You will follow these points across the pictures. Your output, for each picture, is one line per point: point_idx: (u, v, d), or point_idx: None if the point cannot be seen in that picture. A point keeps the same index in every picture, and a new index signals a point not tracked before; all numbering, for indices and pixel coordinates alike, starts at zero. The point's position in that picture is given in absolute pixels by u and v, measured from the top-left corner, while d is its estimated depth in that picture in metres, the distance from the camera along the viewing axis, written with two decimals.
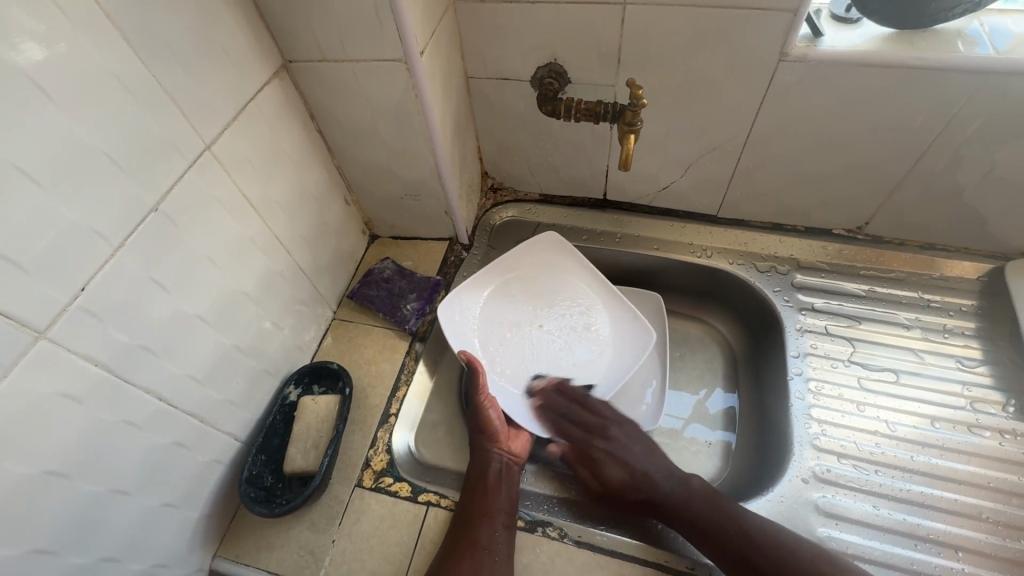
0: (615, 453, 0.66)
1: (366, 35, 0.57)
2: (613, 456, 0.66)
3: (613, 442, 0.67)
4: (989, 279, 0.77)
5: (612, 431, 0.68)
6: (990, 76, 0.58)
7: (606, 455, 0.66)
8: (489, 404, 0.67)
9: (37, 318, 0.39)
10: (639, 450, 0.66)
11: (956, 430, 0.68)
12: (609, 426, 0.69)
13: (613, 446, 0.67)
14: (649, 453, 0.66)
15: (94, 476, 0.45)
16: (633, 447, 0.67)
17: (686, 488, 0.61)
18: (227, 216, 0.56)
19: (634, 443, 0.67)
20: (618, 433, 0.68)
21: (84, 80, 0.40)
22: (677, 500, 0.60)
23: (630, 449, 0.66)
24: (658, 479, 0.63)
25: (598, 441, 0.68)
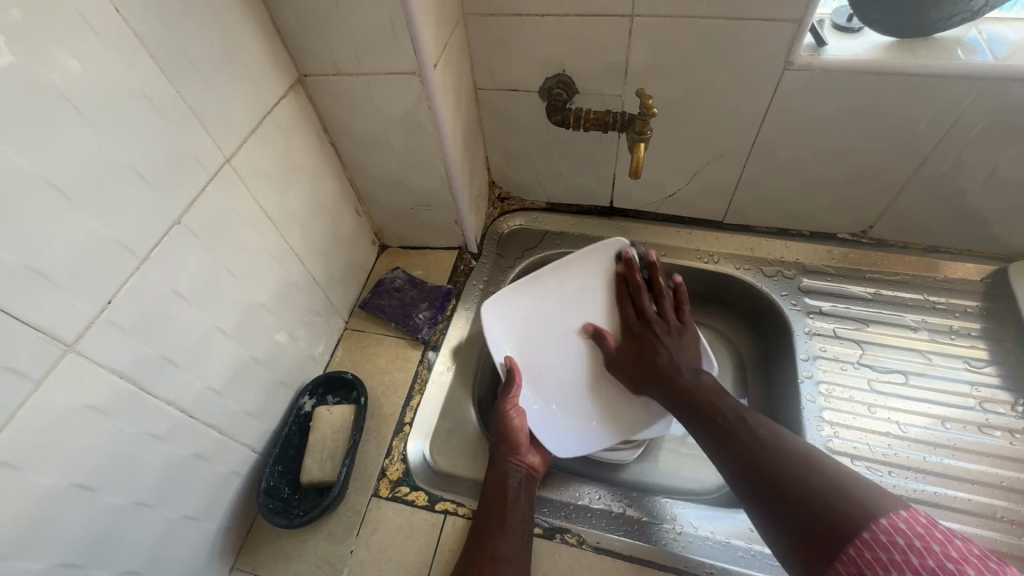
0: (657, 347, 0.67)
1: (381, 48, 0.58)
2: (659, 342, 0.67)
3: (670, 342, 0.67)
4: (992, 280, 0.78)
5: (670, 328, 0.68)
6: (990, 83, 0.60)
7: (655, 343, 0.68)
8: (515, 413, 0.66)
9: (66, 331, 0.40)
10: (683, 354, 0.66)
11: (966, 430, 0.68)
12: (675, 323, 0.69)
13: (662, 336, 0.68)
14: (693, 359, 0.66)
15: (118, 489, 0.45)
16: (678, 347, 0.67)
17: (701, 383, 0.62)
18: (246, 227, 0.57)
19: (688, 345, 0.67)
20: (676, 334, 0.68)
21: (111, 96, 0.41)
22: (722, 415, 0.57)
23: (677, 354, 0.66)
24: (689, 374, 0.64)
25: (659, 326, 0.68)
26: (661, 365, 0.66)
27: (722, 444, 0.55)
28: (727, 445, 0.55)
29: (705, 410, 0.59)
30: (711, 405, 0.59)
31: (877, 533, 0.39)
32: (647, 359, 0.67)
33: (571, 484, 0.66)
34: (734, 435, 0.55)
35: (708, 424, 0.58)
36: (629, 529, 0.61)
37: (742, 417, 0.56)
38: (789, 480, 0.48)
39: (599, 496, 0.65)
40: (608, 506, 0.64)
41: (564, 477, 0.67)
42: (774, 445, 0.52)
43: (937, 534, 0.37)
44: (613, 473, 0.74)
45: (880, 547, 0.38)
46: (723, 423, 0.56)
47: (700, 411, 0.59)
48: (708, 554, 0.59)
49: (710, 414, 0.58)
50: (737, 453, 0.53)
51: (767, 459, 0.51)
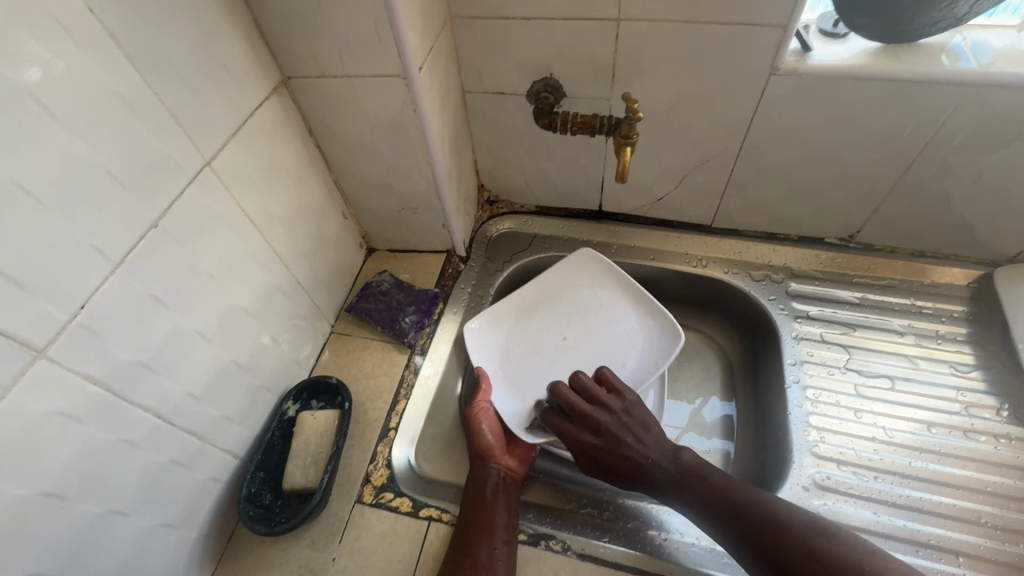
0: (620, 438, 0.60)
1: (365, 51, 0.58)
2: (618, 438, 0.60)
3: (625, 427, 0.61)
4: (978, 285, 0.78)
5: (617, 413, 0.62)
6: (975, 89, 0.60)
7: (614, 444, 0.60)
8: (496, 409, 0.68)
9: (36, 336, 0.39)
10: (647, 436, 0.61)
11: (952, 435, 0.68)
12: (620, 406, 0.63)
13: (619, 432, 0.61)
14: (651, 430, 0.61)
15: (91, 497, 0.44)
16: (642, 433, 0.60)
17: (684, 466, 0.58)
18: (227, 230, 0.56)
19: (640, 422, 0.62)
20: (621, 413, 0.62)
21: (85, 97, 0.40)
22: (716, 496, 0.54)
23: (635, 430, 0.61)
24: (664, 460, 0.58)
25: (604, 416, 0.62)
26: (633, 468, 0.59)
27: (725, 530, 0.53)
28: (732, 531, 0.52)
29: (701, 496, 0.55)
30: (701, 480, 0.56)
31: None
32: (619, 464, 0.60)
33: (558, 489, 0.65)
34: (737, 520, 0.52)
35: (703, 510, 0.55)
36: (614, 537, 0.61)
37: (739, 494, 0.54)
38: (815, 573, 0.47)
39: (585, 502, 0.64)
40: (594, 513, 0.63)
41: (548, 485, 0.67)
42: (784, 526, 0.50)
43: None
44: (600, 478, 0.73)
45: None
46: (720, 506, 0.54)
47: (691, 495, 0.56)
48: (693, 561, 0.59)
49: (703, 495, 0.55)
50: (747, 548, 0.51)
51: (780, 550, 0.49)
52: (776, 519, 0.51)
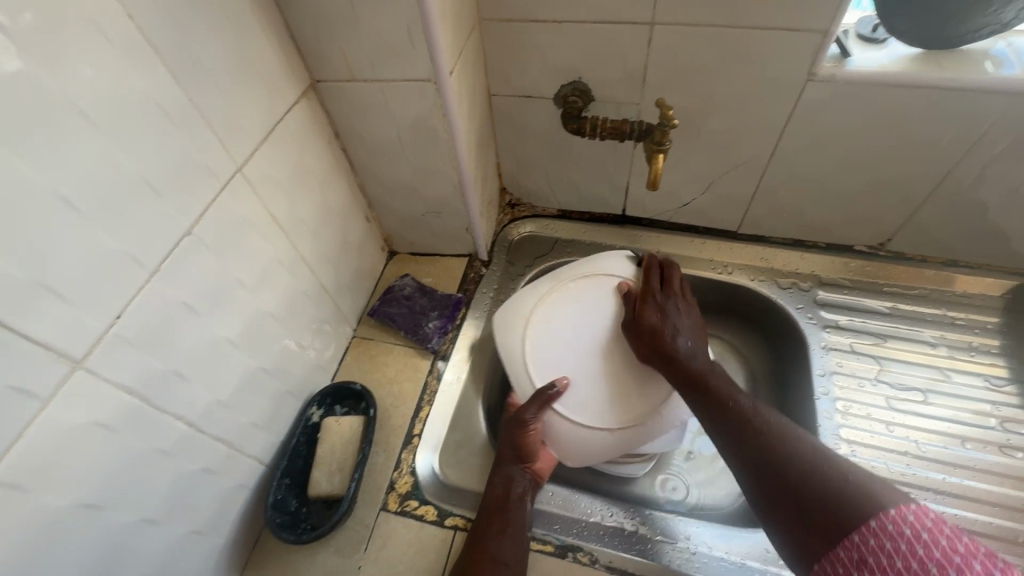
0: (674, 318, 0.61)
1: (396, 54, 0.57)
2: (668, 320, 0.60)
3: (674, 315, 0.61)
4: (1012, 296, 0.77)
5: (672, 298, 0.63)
6: (1018, 98, 0.58)
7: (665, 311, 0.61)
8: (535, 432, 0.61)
9: (74, 347, 0.39)
10: (688, 328, 0.61)
11: (986, 451, 0.67)
12: (688, 308, 0.64)
13: (675, 319, 0.61)
14: (699, 340, 0.61)
15: (123, 506, 0.44)
16: (685, 319, 0.62)
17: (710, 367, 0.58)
18: (258, 236, 0.56)
19: (689, 318, 0.63)
20: (680, 303, 0.63)
21: (123, 103, 0.40)
22: (735, 408, 0.54)
23: (682, 326, 0.61)
24: (690, 354, 0.59)
25: (660, 297, 0.62)
26: (671, 339, 0.59)
27: (748, 463, 0.50)
28: (753, 469, 0.50)
29: (710, 405, 0.55)
30: (731, 408, 0.54)
31: (866, 535, 0.39)
32: (657, 340, 0.59)
33: (582, 501, 0.64)
34: (750, 437, 0.51)
35: (718, 416, 0.54)
36: (640, 549, 0.60)
37: (760, 427, 0.52)
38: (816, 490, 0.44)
39: (610, 514, 0.63)
40: (620, 525, 0.62)
41: (573, 494, 0.65)
42: (804, 457, 0.47)
43: (910, 518, 0.38)
44: (623, 487, 0.73)
45: (886, 535, 0.38)
46: (750, 437, 0.51)
47: (722, 415, 0.54)
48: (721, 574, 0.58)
49: (717, 416, 0.54)
50: (762, 477, 0.49)
51: (794, 483, 0.46)
52: (806, 462, 0.47)
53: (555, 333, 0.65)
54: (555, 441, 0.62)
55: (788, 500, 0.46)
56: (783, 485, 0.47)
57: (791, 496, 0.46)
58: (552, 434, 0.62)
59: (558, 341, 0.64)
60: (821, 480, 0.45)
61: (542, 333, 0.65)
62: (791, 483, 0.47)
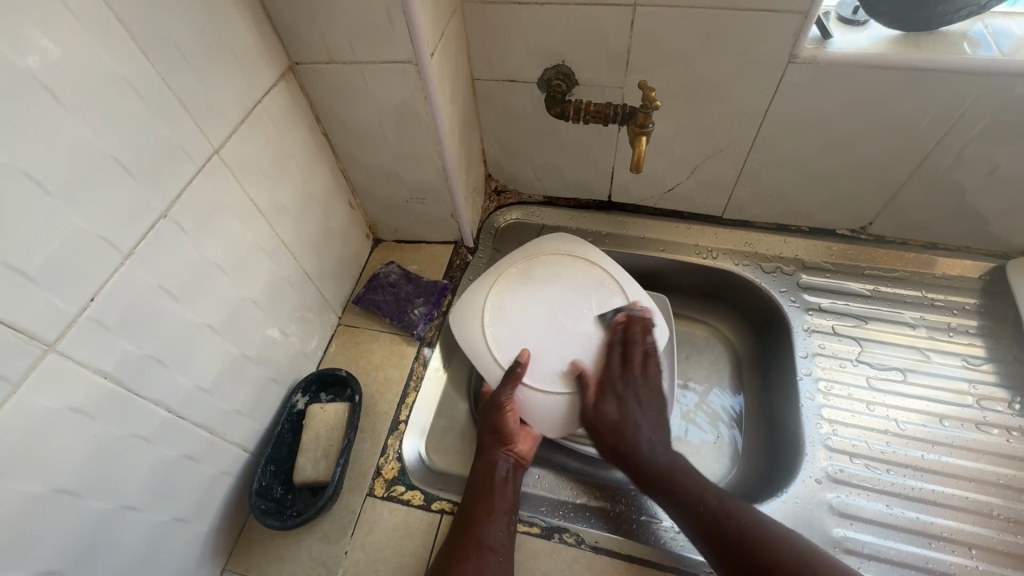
0: (632, 409, 0.62)
1: (376, 35, 0.56)
2: (626, 416, 0.62)
3: (635, 399, 0.63)
4: (990, 278, 0.78)
5: (636, 383, 0.64)
6: (995, 79, 0.59)
7: (621, 402, 0.62)
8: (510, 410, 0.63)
9: (46, 330, 0.38)
10: (650, 417, 0.63)
11: (963, 428, 0.68)
12: (653, 384, 0.65)
13: (633, 409, 0.62)
14: (660, 424, 0.63)
15: (102, 493, 0.44)
16: (647, 405, 0.63)
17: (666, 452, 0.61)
18: (237, 222, 0.55)
19: (653, 400, 0.64)
20: (644, 387, 0.64)
21: (91, 81, 0.39)
22: (702, 500, 0.56)
23: (643, 413, 0.63)
24: (648, 442, 0.61)
25: (620, 385, 0.63)
26: (628, 436, 0.61)
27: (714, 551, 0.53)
28: (723, 562, 0.52)
29: (678, 496, 0.57)
30: (695, 500, 0.56)
31: None
32: (613, 435, 0.61)
33: (567, 483, 0.65)
34: (726, 527, 0.53)
35: (686, 506, 0.56)
36: (626, 529, 0.61)
37: (730, 515, 0.54)
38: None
39: (596, 496, 0.64)
40: (606, 506, 0.63)
41: (558, 476, 0.66)
42: (782, 549, 0.51)
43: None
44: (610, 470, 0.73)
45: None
46: (723, 526, 0.53)
47: (686, 509, 0.56)
48: None
49: (687, 507, 0.56)
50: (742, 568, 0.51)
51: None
52: (774, 547, 0.51)
53: (511, 317, 0.67)
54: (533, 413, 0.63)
55: None
56: None
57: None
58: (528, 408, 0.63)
59: (514, 323, 0.66)
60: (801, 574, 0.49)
61: (500, 320, 0.67)
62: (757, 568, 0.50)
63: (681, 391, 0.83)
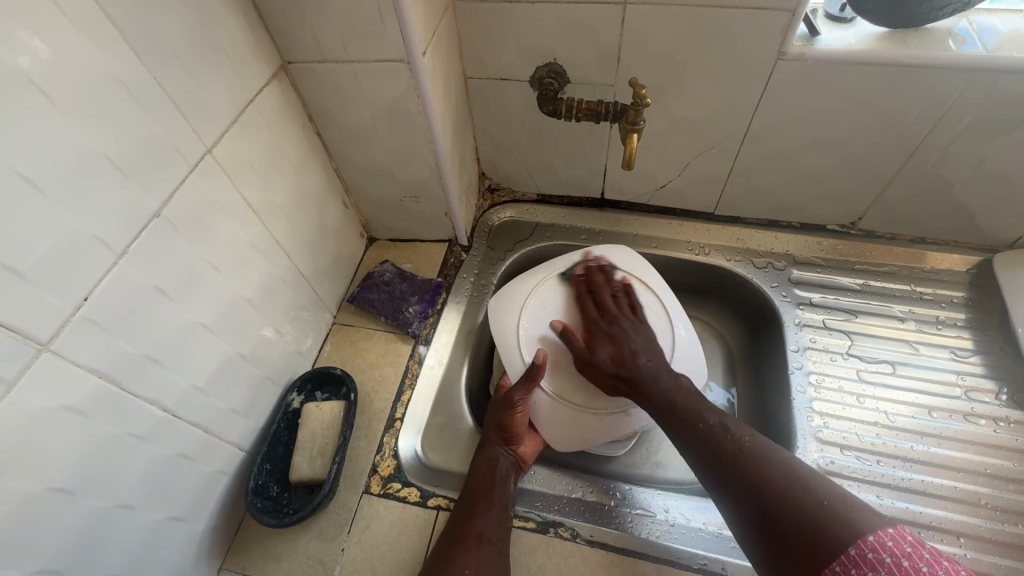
0: (622, 339, 0.61)
1: (368, 34, 0.56)
2: (627, 350, 0.60)
3: (622, 331, 0.62)
4: (977, 271, 0.79)
5: (615, 325, 0.63)
6: (979, 75, 0.60)
7: (614, 344, 0.61)
8: (521, 409, 0.62)
9: (40, 329, 0.38)
10: (645, 340, 0.62)
11: (952, 419, 0.69)
12: (634, 315, 0.64)
13: (630, 340, 0.61)
14: (653, 348, 0.61)
15: (98, 491, 0.44)
16: (636, 333, 0.62)
17: (676, 385, 0.58)
18: (230, 220, 0.55)
19: (631, 324, 0.63)
20: (620, 322, 0.63)
21: (83, 80, 0.39)
22: (703, 422, 0.55)
23: (635, 339, 0.61)
24: (650, 370, 0.59)
25: (604, 332, 0.62)
26: (638, 365, 0.59)
27: (730, 497, 0.51)
28: (719, 482, 0.52)
29: (678, 421, 0.56)
30: (694, 423, 0.55)
31: (863, 550, 0.40)
32: (636, 373, 0.58)
33: (563, 478, 0.65)
34: (723, 447, 0.53)
35: (686, 429, 0.55)
36: (621, 523, 0.61)
37: (731, 436, 0.53)
38: (791, 506, 0.46)
39: (591, 491, 0.64)
40: (600, 500, 0.63)
41: (555, 472, 0.66)
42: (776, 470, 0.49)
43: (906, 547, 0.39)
44: (604, 465, 0.74)
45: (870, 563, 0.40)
46: (719, 448, 0.53)
47: (687, 433, 0.55)
48: (701, 544, 0.59)
49: (686, 430, 0.55)
50: (736, 485, 0.50)
51: (767, 495, 0.48)
52: (767, 469, 0.49)
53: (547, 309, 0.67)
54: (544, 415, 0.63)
55: (757, 508, 0.48)
56: (748, 496, 0.49)
57: (768, 531, 0.47)
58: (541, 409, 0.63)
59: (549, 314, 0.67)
60: (792, 491, 0.47)
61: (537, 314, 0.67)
62: (777, 520, 0.46)
63: None
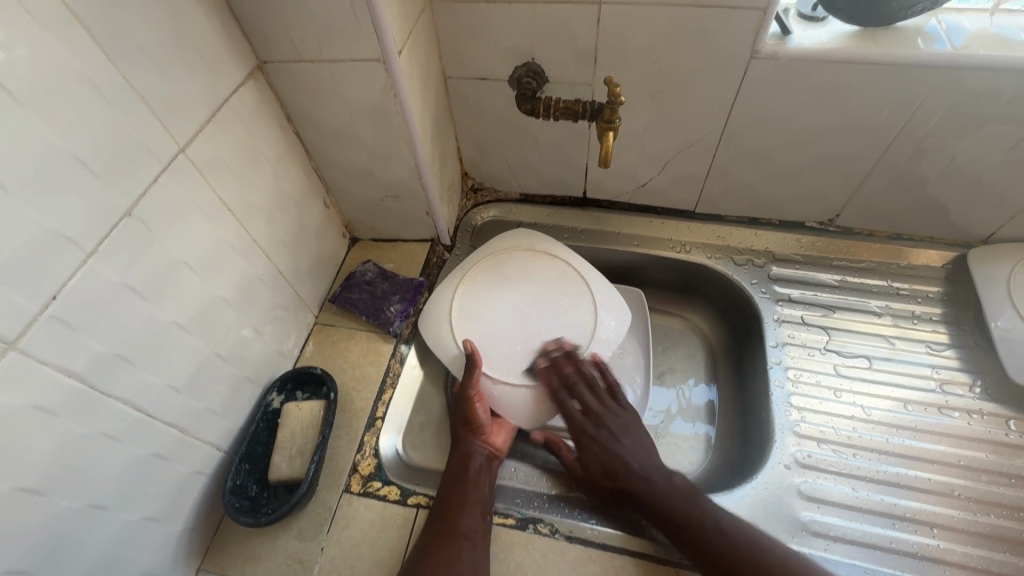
0: (608, 444, 0.64)
1: (344, 35, 0.56)
2: (614, 456, 0.63)
3: (608, 430, 0.65)
4: (953, 266, 0.80)
5: (611, 419, 0.65)
6: (947, 73, 0.61)
7: (599, 442, 0.64)
8: (477, 401, 0.64)
9: (6, 328, 0.38)
10: (635, 441, 0.64)
11: (928, 412, 0.70)
12: (613, 407, 0.66)
13: (616, 445, 0.63)
14: (643, 444, 0.64)
15: (69, 492, 0.44)
16: (624, 436, 0.64)
17: (672, 486, 0.60)
18: (206, 221, 0.55)
19: (620, 426, 0.65)
20: (615, 423, 0.65)
21: (49, 79, 0.39)
22: (695, 530, 0.56)
23: (624, 442, 0.64)
24: (646, 477, 0.61)
25: (592, 431, 0.65)
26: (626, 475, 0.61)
27: None
28: None
29: (669, 522, 0.57)
30: (687, 524, 0.57)
31: None
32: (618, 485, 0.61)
33: (544, 474, 0.65)
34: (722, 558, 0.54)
35: (678, 535, 0.57)
36: (602, 518, 0.61)
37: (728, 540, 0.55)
38: None
39: (571, 486, 0.64)
40: (581, 496, 0.63)
41: (536, 469, 0.67)
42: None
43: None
44: None
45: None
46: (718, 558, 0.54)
47: (682, 538, 0.56)
48: None
49: (677, 536, 0.57)
50: None
51: None
52: None
53: (481, 315, 0.69)
54: (499, 403, 0.66)
55: None
56: None
57: None
58: (497, 398, 0.66)
59: (484, 321, 0.68)
60: None
61: (470, 318, 0.69)
62: None
63: (663, 388, 0.84)
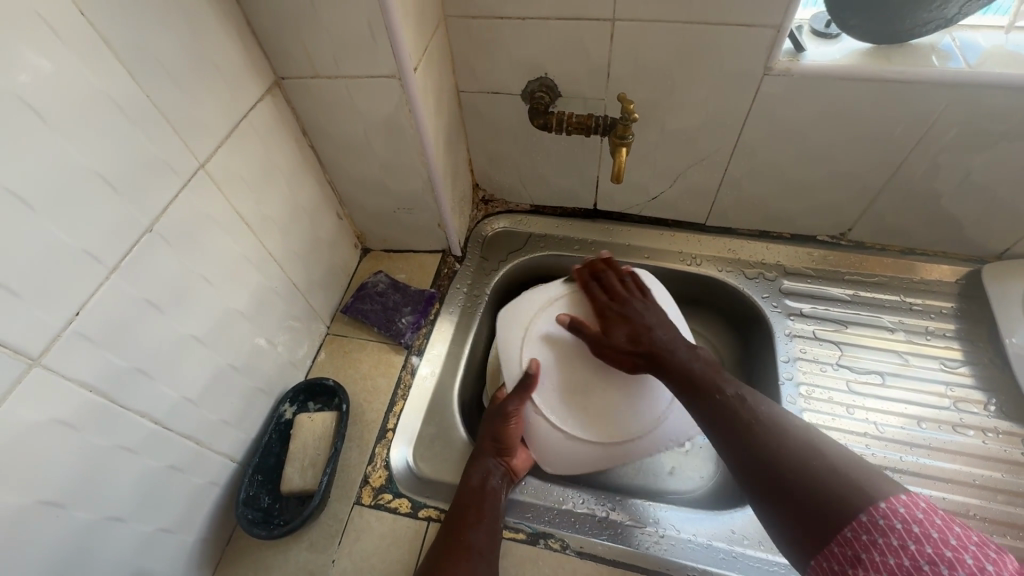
0: (635, 318, 0.63)
1: (361, 51, 0.57)
2: (640, 327, 0.62)
3: (636, 309, 0.64)
4: (966, 282, 0.80)
5: (637, 301, 0.65)
6: (962, 90, 0.61)
7: (624, 317, 0.63)
8: (515, 420, 0.63)
9: (31, 344, 0.39)
10: (659, 320, 0.63)
11: (941, 430, 0.70)
12: (640, 298, 0.65)
13: (641, 319, 0.62)
14: (667, 324, 0.63)
15: (88, 504, 0.44)
16: (649, 313, 0.63)
17: (696, 355, 0.58)
18: (224, 234, 0.56)
19: (651, 309, 0.64)
20: (641, 304, 0.64)
21: (77, 99, 0.40)
22: (723, 395, 0.54)
23: (649, 319, 0.63)
24: (674, 347, 0.59)
25: (615, 308, 0.64)
26: (653, 340, 0.60)
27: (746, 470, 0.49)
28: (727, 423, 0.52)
29: (697, 392, 0.55)
30: (709, 390, 0.55)
31: (875, 516, 0.38)
32: (645, 348, 0.60)
33: (554, 489, 0.65)
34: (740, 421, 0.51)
35: (703, 398, 0.54)
36: (612, 534, 0.61)
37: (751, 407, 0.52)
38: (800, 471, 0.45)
39: (581, 501, 0.64)
40: (591, 511, 0.63)
41: (546, 483, 0.66)
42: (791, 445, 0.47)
43: (935, 521, 0.37)
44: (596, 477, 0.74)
45: (878, 530, 0.38)
46: (742, 426, 0.50)
47: (707, 405, 0.54)
48: (690, 556, 0.60)
49: (705, 404, 0.54)
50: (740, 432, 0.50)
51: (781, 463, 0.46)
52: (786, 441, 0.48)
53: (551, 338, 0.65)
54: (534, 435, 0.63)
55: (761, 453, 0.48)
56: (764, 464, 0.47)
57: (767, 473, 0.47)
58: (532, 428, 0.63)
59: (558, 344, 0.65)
60: (806, 461, 0.45)
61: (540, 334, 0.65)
62: (796, 499, 0.44)
63: None
